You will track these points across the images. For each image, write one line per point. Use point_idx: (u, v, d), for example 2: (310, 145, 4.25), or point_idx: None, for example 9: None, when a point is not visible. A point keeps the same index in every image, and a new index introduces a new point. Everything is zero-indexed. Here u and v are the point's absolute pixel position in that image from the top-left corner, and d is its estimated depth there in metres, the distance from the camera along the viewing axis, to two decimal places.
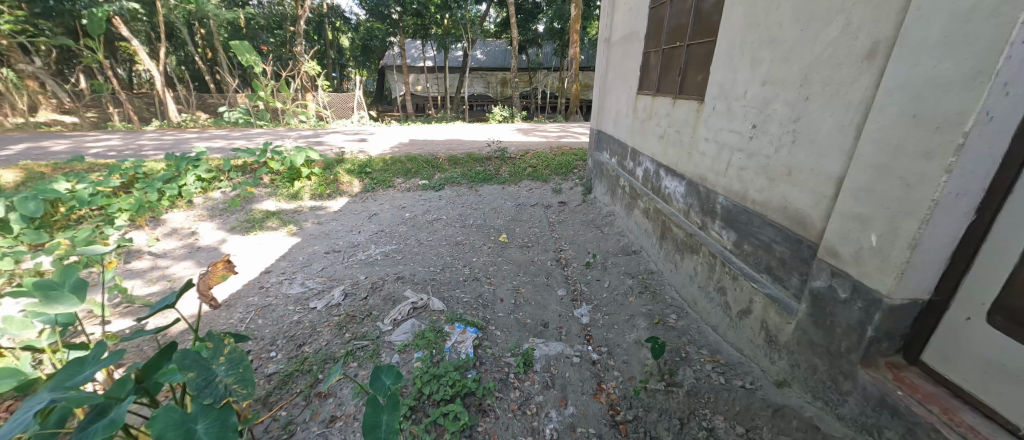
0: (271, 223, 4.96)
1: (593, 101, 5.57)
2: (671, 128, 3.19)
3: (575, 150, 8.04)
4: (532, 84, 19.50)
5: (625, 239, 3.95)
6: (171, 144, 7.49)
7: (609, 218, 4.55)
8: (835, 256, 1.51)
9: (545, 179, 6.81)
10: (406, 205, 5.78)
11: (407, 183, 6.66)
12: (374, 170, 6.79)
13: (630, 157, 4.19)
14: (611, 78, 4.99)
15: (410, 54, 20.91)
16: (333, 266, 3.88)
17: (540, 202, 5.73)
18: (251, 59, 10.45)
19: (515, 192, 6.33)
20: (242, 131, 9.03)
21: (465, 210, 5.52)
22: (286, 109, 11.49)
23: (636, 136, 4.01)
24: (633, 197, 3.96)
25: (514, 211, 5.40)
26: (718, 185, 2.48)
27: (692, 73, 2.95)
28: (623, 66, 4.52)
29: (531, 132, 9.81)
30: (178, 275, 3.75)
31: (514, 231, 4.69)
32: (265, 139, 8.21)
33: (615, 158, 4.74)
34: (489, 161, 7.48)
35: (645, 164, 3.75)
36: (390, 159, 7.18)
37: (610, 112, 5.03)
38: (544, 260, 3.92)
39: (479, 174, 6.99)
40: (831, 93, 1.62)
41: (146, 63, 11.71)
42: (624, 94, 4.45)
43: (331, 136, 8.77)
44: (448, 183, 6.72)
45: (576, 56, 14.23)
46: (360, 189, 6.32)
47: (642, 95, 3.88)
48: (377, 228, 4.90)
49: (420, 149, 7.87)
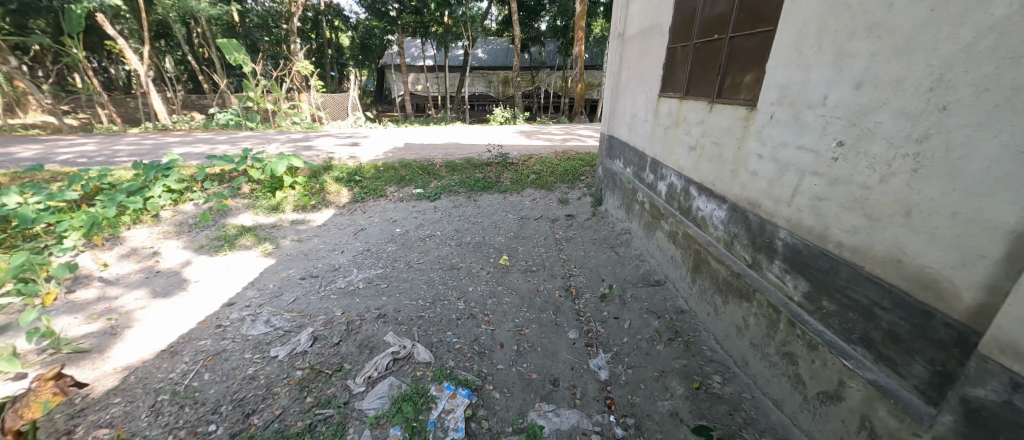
0: (245, 241, 4.44)
1: (604, 103, 5.02)
2: (705, 139, 2.65)
3: (581, 155, 7.50)
4: (535, 83, 18.95)
5: (645, 265, 3.41)
6: (149, 150, 6.98)
7: (624, 237, 4.01)
8: (1021, 359, 0.96)
9: (550, 187, 6.27)
10: (397, 218, 5.26)
11: (400, 192, 6.14)
12: (365, 178, 6.28)
13: (650, 169, 3.65)
14: (626, 78, 4.45)
15: (410, 53, 20.42)
16: (308, 296, 3.35)
17: (545, 215, 5.19)
18: (241, 58, 9.94)
19: (518, 203, 5.79)
20: (228, 135, 8.51)
21: (462, 224, 4.99)
22: (278, 110, 11.00)
23: (659, 146, 3.47)
24: (654, 217, 3.42)
25: (516, 226, 4.87)
26: (778, 216, 1.94)
27: (736, 72, 2.41)
28: (641, 64, 3.97)
29: (533, 135, 9.28)
30: (125, 308, 3.23)
31: (517, 251, 4.15)
32: (251, 144, 7.70)
33: (631, 168, 4.20)
34: (489, 167, 6.94)
35: (670, 179, 3.21)
36: (382, 166, 6.66)
37: (624, 117, 4.50)
38: (552, 289, 3.37)
39: (478, 182, 6.47)
40: (994, 103, 1.08)
41: (132, 62, 11.20)
42: (642, 97, 3.91)
43: (323, 140, 8.27)
44: (445, 192, 6.19)
45: (581, 54, 13.68)
46: (348, 200, 5.81)
47: (665, 98, 3.34)
48: (363, 246, 4.38)
49: (415, 154, 7.36)
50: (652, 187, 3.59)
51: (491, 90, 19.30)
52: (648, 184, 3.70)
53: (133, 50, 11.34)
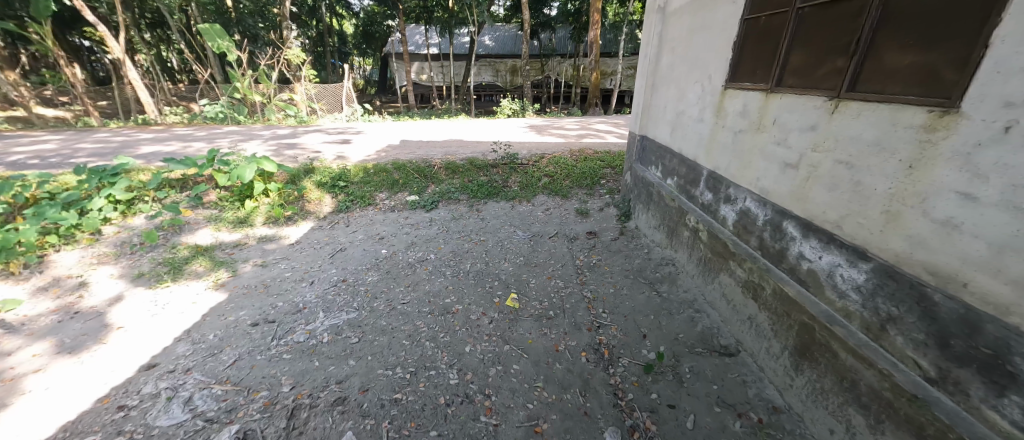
0: (196, 266, 3.64)
1: (637, 96, 4.10)
2: (819, 153, 1.75)
3: (600, 155, 6.56)
4: (544, 72, 17.89)
5: (704, 318, 2.53)
6: (114, 150, 6.21)
7: (666, 271, 3.13)
8: None
9: (565, 194, 5.40)
10: (384, 234, 4.44)
11: (391, 200, 5.31)
12: (351, 183, 5.46)
13: (707, 186, 2.75)
14: (666, 65, 3.54)
15: (413, 41, 19.47)
16: (253, 354, 2.55)
17: (562, 233, 4.31)
18: (225, 45, 9.10)
19: (528, 214, 4.94)
20: (209, 132, 7.74)
21: (460, 243, 4.15)
22: (269, 102, 10.20)
23: (721, 155, 2.58)
24: (715, 253, 2.54)
25: (526, 246, 4.00)
26: (1021, 315, 1.05)
27: (891, 49, 1.50)
28: (691, 47, 3.05)
29: (544, 130, 8.35)
30: (14, 371, 2.45)
31: (528, 285, 3.29)
32: (230, 142, 6.90)
33: (675, 180, 3.29)
34: (495, 168, 6.07)
35: (744, 204, 2.31)
36: (372, 168, 5.83)
37: (662, 113, 3.59)
38: (576, 350, 2.51)
39: (482, 187, 5.60)
40: None
41: (115, 51, 10.49)
42: (692, 89, 3.00)
43: (311, 137, 7.46)
44: (444, 199, 5.36)
45: (596, 40, 12.60)
46: (331, 210, 5.01)
47: (736, 91, 2.43)
48: (338, 274, 3.56)
49: (411, 153, 6.51)
50: (711, 212, 2.69)
51: (498, 80, 18.24)
52: (703, 206, 2.81)
53: (115, 37, 10.58)
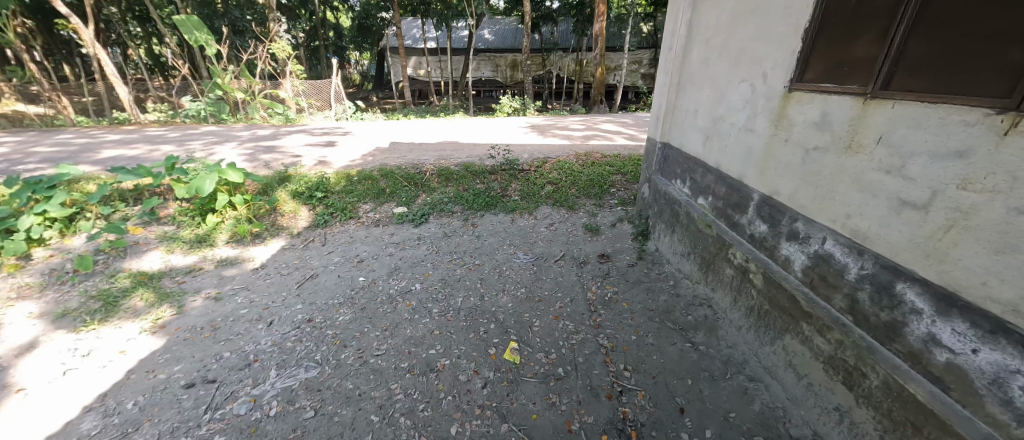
0: (136, 301, 3.05)
1: (659, 96, 3.49)
2: (973, 193, 1.16)
3: (608, 160, 5.96)
4: (545, 67, 17.19)
5: (761, 392, 1.95)
6: (72, 154, 5.60)
7: (702, 315, 2.55)
8: None
9: (571, 206, 4.83)
10: (364, 254, 3.86)
11: (375, 212, 4.74)
12: (331, 193, 4.88)
13: (760, 214, 2.17)
14: (699, 59, 2.92)
15: (410, 34, 18.75)
16: (177, 435, 1.97)
17: (568, 255, 3.73)
18: (203, 38, 8.41)
19: (530, 229, 4.37)
20: (183, 133, 7.12)
21: (451, 268, 3.57)
22: (252, 100, 9.57)
23: (783, 178, 1.99)
24: (776, 307, 1.95)
25: (528, 273, 3.41)
26: None
27: None
28: (735, 36, 2.43)
29: (546, 130, 7.74)
30: None
31: (530, 328, 2.70)
32: (202, 145, 6.29)
33: (711, 202, 2.70)
34: (493, 175, 5.48)
35: (825, 247, 1.72)
36: (356, 175, 5.24)
37: (692, 118, 3.01)
38: (595, 432, 1.92)
39: (477, 197, 5.01)
40: None
41: (90, 45, 9.87)
42: (737, 90, 2.40)
43: (292, 138, 6.85)
44: (435, 211, 4.79)
45: (602, 33, 11.93)
46: (307, 224, 4.44)
47: (809, 94, 1.83)
48: (303, 310, 2.98)
49: (401, 157, 5.92)
50: (767, 249, 2.10)
51: (499, 75, 17.58)
52: (754, 239, 2.22)
53: (89, 30, 9.91)
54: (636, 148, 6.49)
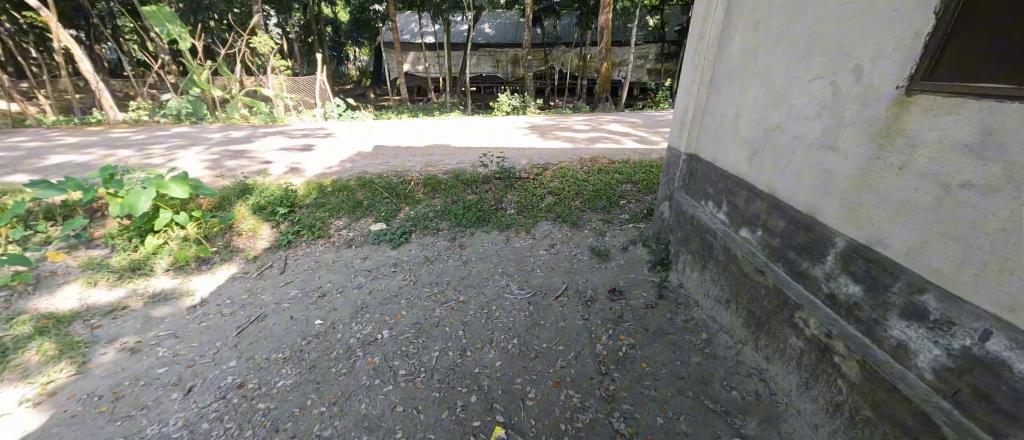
0: (30, 355, 2.43)
1: (687, 95, 2.82)
2: None
3: (616, 167, 5.31)
4: (547, 62, 16.48)
5: None
6: (14, 161, 5.00)
7: (752, 392, 1.91)
8: None
9: (575, 222, 4.19)
10: (328, 285, 3.24)
11: (349, 229, 4.13)
12: (300, 206, 4.25)
13: (849, 270, 1.51)
14: (741, 48, 2.28)
15: (407, 29, 18.08)
16: None
17: (572, 289, 3.09)
18: (175, 31, 7.82)
19: (527, 252, 3.74)
20: (150, 136, 6.52)
21: (430, 305, 2.94)
22: (232, 98, 8.95)
23: (892, 222, 1.35)
24: (887, 418, 1.31)
25: (522, 316, 2.78)
26: None
27: None
28: (804, 15, 1.77)
29: (547, 131, 7.09)
30: None
31: (523, 403, 2.06)
32: (164, 150, 5.66)
33: (762, 237, 2.05)
34: (486, 184, 4.84)
35: (986, 347, 1.08)
36: (330, 185, 4.61)
37: (731, 124, 2.36)
38: None
39: (468, 211, 4.39)
40: None
41: (61, 39, 9.28)
42: (807, 90, 1.74)
43: (267, 141, 6.23)
44: (418, 228, 4.17)
45: (607, 25, 11.22)
46: (267, 245, 3.84)
47: (951, 99, 1.18)
48: (235, 370, 2.35)
49: (384, 163, 5.29)
50: (865, 322, 1.45)
51: (499, 71, 16.88)
52: (837, 302, 1.58)
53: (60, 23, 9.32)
54: (647, 152, 5.84)
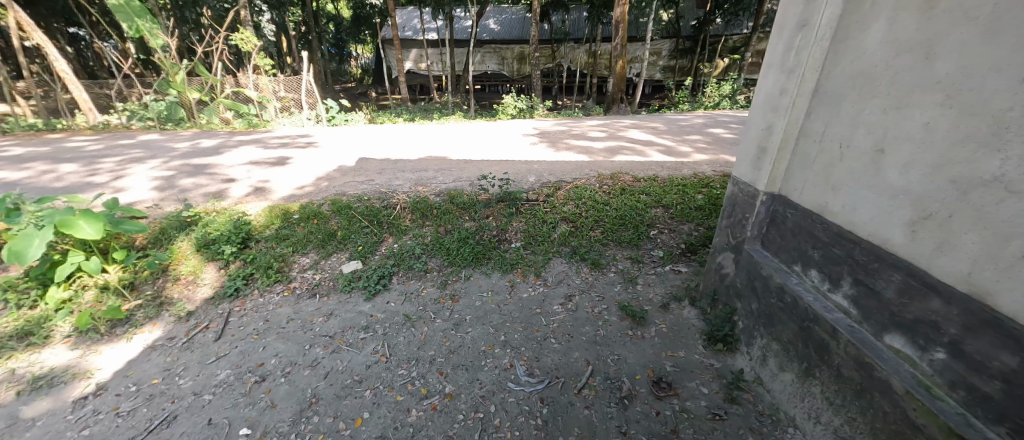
0: None
1: (772, 109, 1.95)
2: None
3: (642, 186, 4.45)
4: (555, 59, 15.56)
5: None
6: None
7: None
8: None
9: (597, 262, 3.33)
10: (273, 361, 2.43)
11: (316, 270, 3.33)
12: (256, 240, 3.45)
13: None
14: (887, 42, 1.42)
15: (409, 25, 17.30)
16: None
17: (601, 375, 2.25)
18: (145, 27, 7.10)
19: (538, 308, 2.90)
20: (110, 146, 5.78)
21: (403, 401, 2.12)
22: (212, 100, 8.21)
23: None
24: None
25: (532, 427, 1.95)
26: None
27: None
28: None
29: (558, 139, 6.23)
30: None
31: None
32: (115, 164, 4.90)
33: (950, 367, 1.20)
34: (486, 207, 4.00)
35: None
36: (297, 212, 3.80)
37: (863, 161, 1.50)
38: None
39: (463, 245, 3.56)
40: None
41: (31, 36, 8.59)
42: None
43: (238, 152, 5.44)
44: (400, 269, 3.35)
45: (623, 19, 10.25)
46: (209, 295, 3.04)
47: None
48: None
49: (366, 181, 4.47)
50: None
51: (504, 68, 15.99)
52: None
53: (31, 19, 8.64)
54: (677, 166, 4.96)
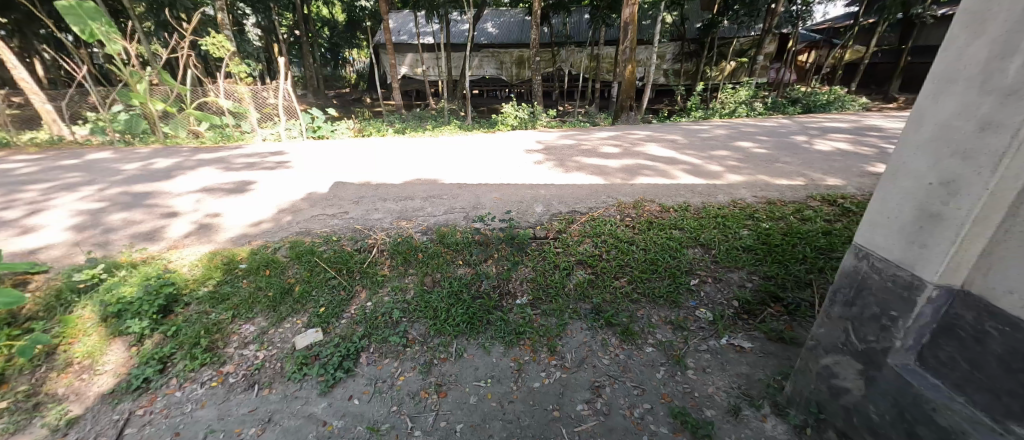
0: None
1: (955, 153, 1.17)
2: None
3: (672, 217, 3.66)
4: (556, 64, 14.88)
5: None
6: None
7: None
8: None
9: (629, 331, 2.52)
10: None
11: (259, 345, 2.51)
12: (187, 305, 2.65)
13: None
14: None
15: (403, 29, 16.62)
16: None
17: None
18: (99, 30, 6.35)
19: (554, 409, 2.12)
20: (49, 167, 5.02)
21: None
22: (182, 113, 7.43)
23: None
24: None
25: None
26: None
27: None
28: None
29: (566, 156, 5.44)
30: None
31: None
32: (41, 191, 4.12)
33: None
34: (484, 248, 3.20)
35: None
36: (245, 260, 3.01)
37: None
38: None
39: (454, 305, 2.74)
40: None
41: None
42: None
43: (194, 175, 4.65)
44: (370, 341, 2.54)
45: (632, 19, 9.52)
46: (106, 388, 2.22)
47: None
48: None
49: (339, 215, 3.69)
50: None
51: (503, 73, 15.28)
52: None
53: None
54: (710, 191, 4.18)
